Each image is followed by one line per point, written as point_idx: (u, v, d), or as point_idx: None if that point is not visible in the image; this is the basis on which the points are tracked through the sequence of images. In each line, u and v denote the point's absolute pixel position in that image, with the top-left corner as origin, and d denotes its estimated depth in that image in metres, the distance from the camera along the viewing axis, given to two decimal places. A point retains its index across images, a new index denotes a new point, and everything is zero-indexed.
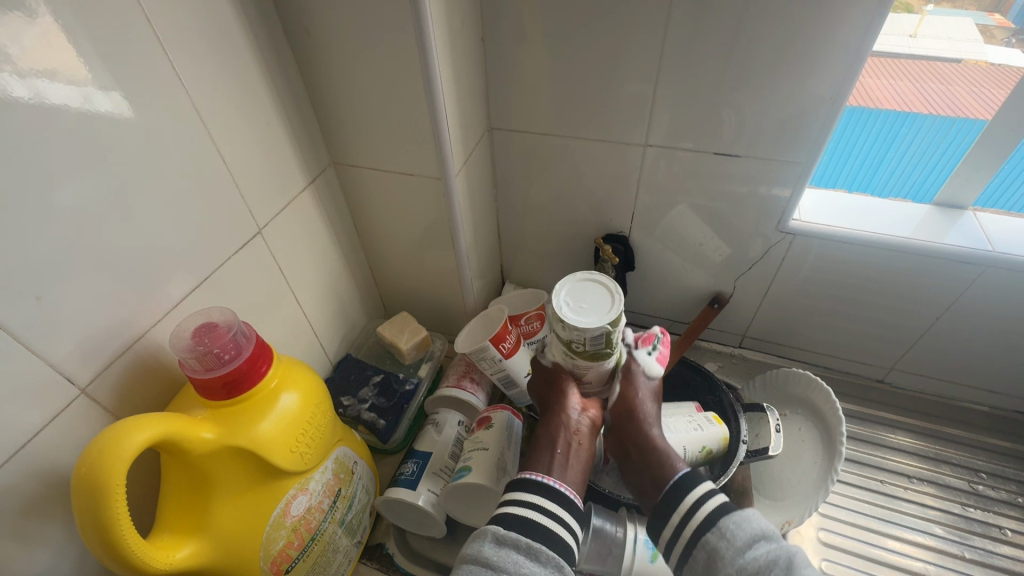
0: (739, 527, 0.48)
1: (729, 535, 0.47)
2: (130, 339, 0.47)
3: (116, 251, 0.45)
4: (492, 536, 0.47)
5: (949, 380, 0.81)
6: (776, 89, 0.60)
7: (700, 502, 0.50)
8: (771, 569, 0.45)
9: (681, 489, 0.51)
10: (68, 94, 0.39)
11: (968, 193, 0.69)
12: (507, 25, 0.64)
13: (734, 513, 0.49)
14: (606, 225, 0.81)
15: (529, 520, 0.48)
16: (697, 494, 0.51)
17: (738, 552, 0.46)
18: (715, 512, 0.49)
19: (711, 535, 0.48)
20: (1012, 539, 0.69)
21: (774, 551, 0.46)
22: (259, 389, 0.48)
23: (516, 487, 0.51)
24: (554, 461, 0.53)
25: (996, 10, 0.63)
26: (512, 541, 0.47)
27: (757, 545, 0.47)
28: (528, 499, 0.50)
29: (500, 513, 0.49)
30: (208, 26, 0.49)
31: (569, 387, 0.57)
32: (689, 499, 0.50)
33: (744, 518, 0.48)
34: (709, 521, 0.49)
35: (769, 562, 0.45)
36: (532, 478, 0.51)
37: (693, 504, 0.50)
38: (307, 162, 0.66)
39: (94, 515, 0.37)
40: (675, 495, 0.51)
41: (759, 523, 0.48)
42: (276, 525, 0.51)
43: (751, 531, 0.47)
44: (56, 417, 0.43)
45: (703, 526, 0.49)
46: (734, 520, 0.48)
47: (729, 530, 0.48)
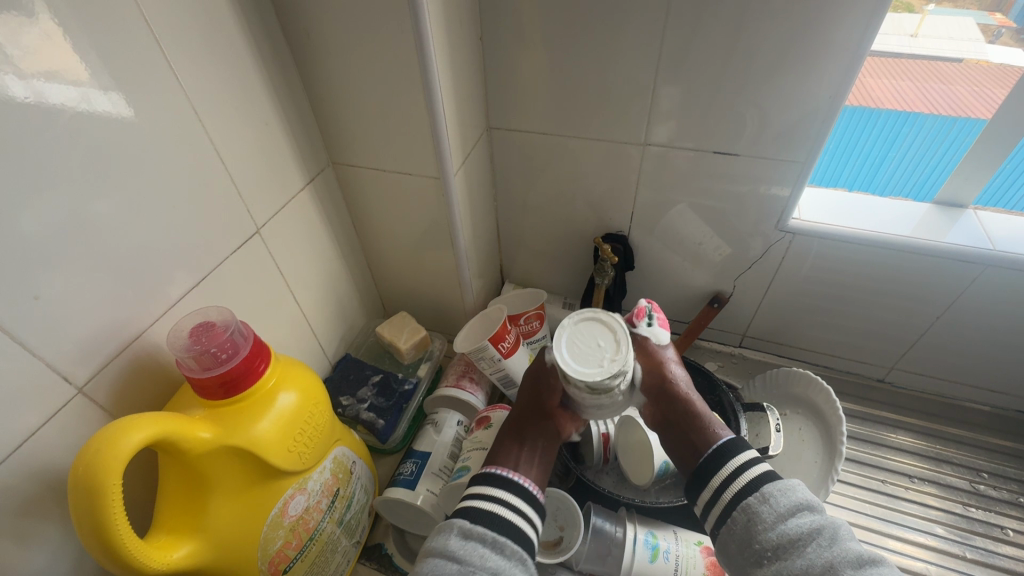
0: (783, 494, 0.48)
1: (772, 500, 0.48)
2: (127, 339, 0.47)
3: (113, 251, 0.45)
4: (458, 529, 0.47)
5: (950, 379, 0.81)
6: (776, 89, 0.60)
7: (745, 467, 0.51)
8: (814, 537, 0.45)
9: (724, 455, 0.52)
10: (67, 94, 0.39)
11: (968, 192, 0.69)
12: (506, 24, 0.64)
13: (778, 482, 0.49)
14: (605, 224, 0.81)
15: (491, 512, 0.48)
16: (741, 458, 0.51)
17: (780, 518, 0.47)
18: (759, 479, 0.49)
19: (751, 500, 0.48)
20: (1013, 539, 0.69)
21: (817, 520, 0.46)
22: (257, 389, 0.48)
23: (475, 483, 0.51)
24: (523, 457, 0.55)
25: (997, 9, 0.62)
26: (477, 533, 0.47)
27: (802, 513, 0.47)
28: (494, 494, 0.50)
29: (462, 508, 0.49)
30: (206, 26, 0.49)
31: (554, 389, 0.58)
32: (733, 463, 0.51)
33: (787, 487, 0.49)
34: (756, 483, 0.49)
35: (813, 530, 0.45)
36: (495, 471, 0.52)
37: (734, 469, 0.51)
38: (305, 162, 0.66)
39: (90, 514, 0.37)
40: (719, 458, 0.52)
41: (802, 493, 0.48)
42: (274, 524, 0.51)
43: (795, 499, 0.48)
44: (54, 417, 0.43)
45: (746, 489, 0.49)
46: (777, 488, 0.48)
47: (772, 496, 0.48)
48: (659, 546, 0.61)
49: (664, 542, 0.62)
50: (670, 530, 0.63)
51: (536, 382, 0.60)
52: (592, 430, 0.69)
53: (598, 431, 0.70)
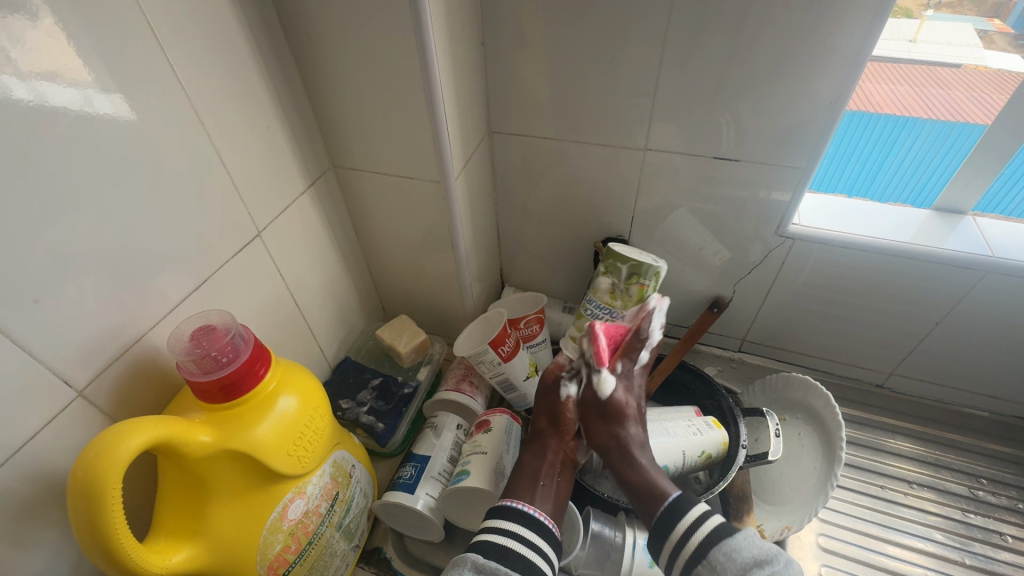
0: (730, 557, 0.49)
1: (720, 565, 0.49)
2: (127, 342, 0.47)
3: (114, 253, 0.45)
4: (473, 564, 0.49)
5: (949, 385, 0.81)
6: (776, 94, 0.60)
7: (697, 524, 0.52)
8: None
9: (675, 513, 0.53)
10: (67, 95, 0.39)
11: (966, 199, 0.69)
12: (507, 29, 0.64)
13: (729, 539, 0.50)
14: (605, 229, 0.81)
15: (504, 548, 0.50)
16: (691, 517, 0.53)
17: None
18: (709, 538, 0.50)
19: (703, 566, 0.50)
20: (1012, 545, 0.69)
21: None
22: (257, 393, 0.48)
23: (494, 515, 0.54)
24: (538, 492, 0.57)
25: (995, 15, 0.61)
26: (491, 568, 0.48)
27: (750, 572, 0.47)
28: (505, 527, 0.52)
29: (477, 543, 0.51)
30: (209, 29, 0.49)
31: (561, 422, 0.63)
32: (684, 522, 0.52)
33: (736, 546, 0.49)
34: (705, 544, 0.50)
35: None
36: (512, 505, 0.54)
37: (685, 530, 0.52)
38: (306, 165, 0.66)
39: (89, 518, 0.37)
40: (671, 519, 0.53)
41: (752, 550, 0.49)
42: (273, 528, 0.50)
43: (741, 561, 0.48)
44: (54, 420, 0.42)
45: (695, 555, 0.50)
46: (725, 551, 0.49)
47: (720, 562, 0.49)
48: None
49: None
50: None
51: (549, 413, 0.64)
52: None
53: None
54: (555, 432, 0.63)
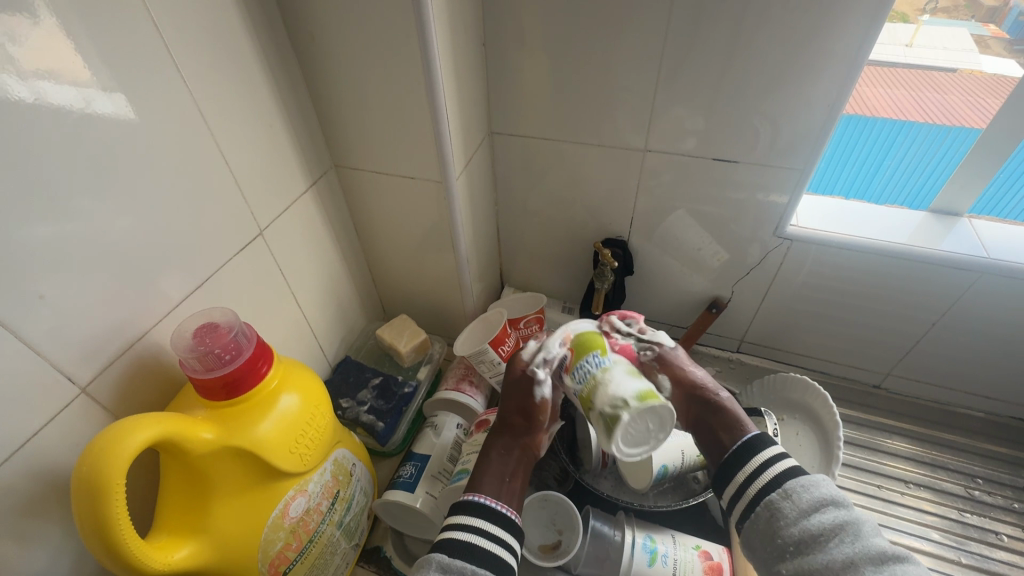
0: (807, 490, 0.45)
1: (796, 496, 0.44)
2: (130, 340, 0.47)
3: (116, 252, 0.45)
4: (438, 564, 0.45)
5: (945, 385, 0.82)
6: (775, 96, 0.61)
7: (771, 461, 0.47)
8: (837, 533, 0.41)
9: (749, 450, 0.49)
10: (69, 95, 0.39)
11: (963, 200, 0.70)
12: (509, 30, 0.65)
13: (803, 477, 0.46)
14: (604, 230, 0.82)
15: (472, 545, 0.46)
16: (766, 455, 0.48)
17: (803, 513, 0.43)
18: (785, 473, 0.46)
19: (774, 496, 0.45)
20: (1009, 544, 0.69)
21: (842, 516, 0.42)
22: (259, 390, 0.48)
23: (460, 510, 0.49)
24: (505, 487, 0.52)
25: (991, 20, 0.63)
26: (456, 567, 0.45)
27: (826, 510, 0.43)
28: (472, 524, 0.48)
29: (443, 541, 0.47)
30: (211, 29, 0.49)
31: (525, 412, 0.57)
32: (757, 459, 0.48)
33: (815, 483, 0.45)
34: (782, 477, 0.46)
35: (836, 526, 0.42)
36: (475, 499, 0.50)
37: (760, 465, 0.47)
38: (308, 165, 0.66)
39: (93, 515, 0.37)
40: (744, 454, 0.49)
41: (829, 489, 0.45)
42: (274, 527, 0.51)
43: (819, 496, 0.44)
44: (57, 417, 0.43)
45: (771, 483, 0.46)
46: (801, 484, 0.45)
47: (795, 493, 0.45)
48: (657, 550, 0.61)
49: (663, 545, 0.62)
50: (669, 535, 0.63)
51: (512, 411, 0.57)
52: (592, 433, 0.70)
53: (598, 436, 0.71)
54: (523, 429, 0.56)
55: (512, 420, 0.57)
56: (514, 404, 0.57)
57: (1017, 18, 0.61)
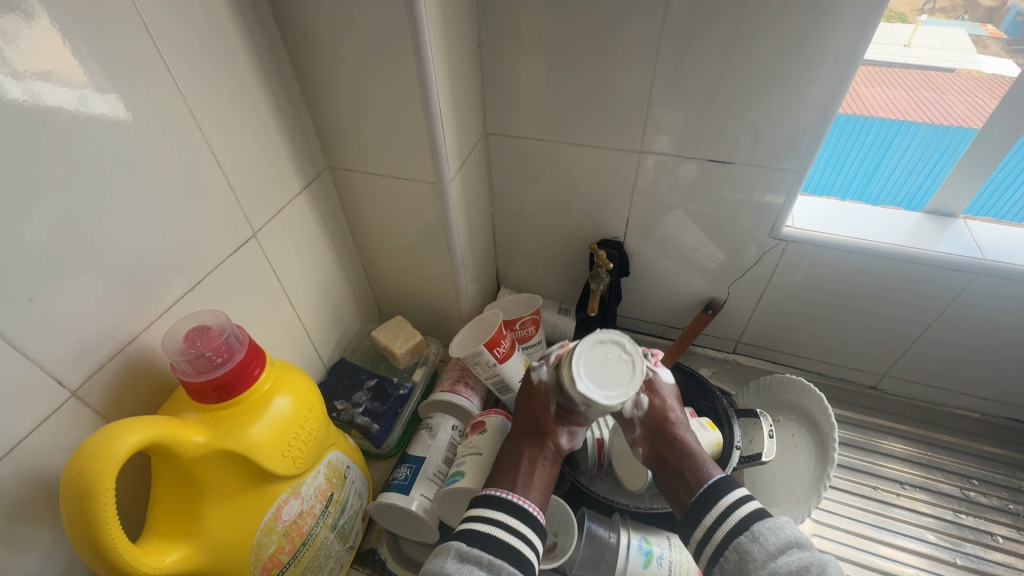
0: (772, 532, 0.50)
1: (762, 538, 0.50)
2: (121, 343, 0.47)
3: (108, 254, 0.45)
4: (456, 552, 0.48)
5: (941, 386, 0.82)
6: (771, 97, 0.61)
7: (737, 504, 0.53)
8: (803, 573, 0.45)
9: (716, 492, 0.54)
10: (64, 95, 0.39)
11: (958, 202, 0.70)
12: (504, 31, 0.64)
13: (767, 520, 0.51)
14: (600, 231, 0.82)
15: (490, 534, 0.50)
16: (732, 498, 0.53)
17: (769, 553, 0.48)
18: (749, 517, 0.51)
19: (743, 538, 0.50)
20: (1004, 546, 0.69)
21: (805, 558, 0.47)
22: (252, 393, 0.48)
23: (476, 505, 0.53)
24: (521, 479, 0.56)
25: (989, 20, 0.63)
26: (473, 556, 0.48)
27: (790, 551, 0.48)
28: (490, 516, 0.51)
29: (462, 531, 0.51)
30: (205, 30, 0.49)
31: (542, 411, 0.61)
32: (723, 503, 0.53)
33: (779, 525, 0.50)
34: (748, 520, 0.51)
35: (801, 567, 0.46)
36: (497, 494, 0.53)
37: (727, 507, 0.53)
38: (302, 166, 0.66)
39: (82, 519, 0.37)
40: (711, 496, 0.54)
41: (793, 532, 0.50)
42: (267, 529, 0.50)
43: (784, 537, 0.49)
44: (47, 420, 0.42)
45: (738, 526, 0.51)
46: (766, 526, 0.50)
47: (761, 535, 0.50)
48: (652, 552, 0.61)
49: (657, 547, 0.62)
50: (664, 537, 0.63)
51: (526, 408, 0.62)
52: (587, 435, 0.70)
53: (592, 437, 0.70)
54: (536, 422, 0.61)
55: (525, 417, 0.62)
56: (529, 403, 0.62)
57: (1014, 18, 0.61)
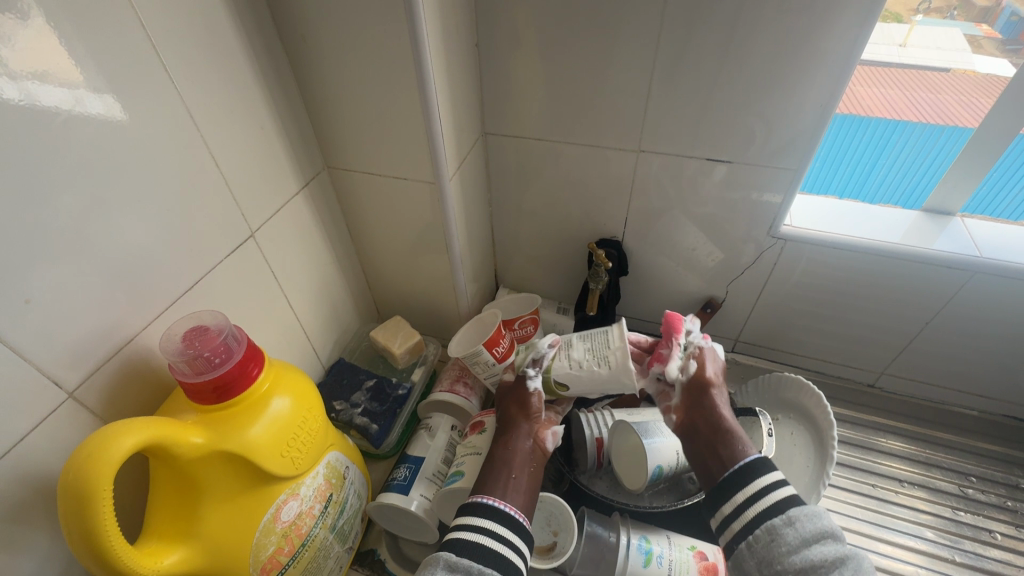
0: (809, 519, 0.47)
1: (798, 524, 0.47)
2: (119, 344, 0.47)
3: (105, 254, 0.44)
4: (445, 563, 0.47)
5: (939, 384, 0.82)
6: (769, 96, 0.61)
7: (773, 487, 0.50)
8: (839, 566, 0.43)
9: (756, 469, 0.51)
10: (58, 95, 0.39)
11: (955, 200, 0.70)
12: (501, 30, 0.64)
13: (805, 507, 0.48)
14: (599, 230, 0.82)
15: (481, 544, 0.49)
16: (771, 477, 0.50)
17: (803, 540, 0.46)
18: (786, 501, 0.48)
19: (777, 522, 0.48)
20: (1002, 543, 0.69)
21: (841, 549, 0.44)
22: (250, 394, 0.48)
23: (467, 513, 0.52)
24: (510, 484, 0.55)
25: (984, 20, 0.63)
26: (464, 567, 0.46)
27: (825, 542, 0.45)
28: (480, 524, 0.50)
29: (451, 540, 0.49)
30: (202, 28, 0.49)
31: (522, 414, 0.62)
32: (758, 483, 0.50)
33: (817, 513, 0.47)
34: (786, 502, 0.48)
35: (837, 558, 0.43)
36: (483, 501, 0.52)
37: (765, 485, 0.50)
38: (300, 166, 0.66)
39: (81, 521, 0.37)
40: (746, 475, 0.51)
41: (830, 521, 0.47)
42: (266, 531, 0.50)
43: (820, 526, 0.46)
44: (45, 422, 0.42)
45: (774, 507, 0.48)
46: (804, 513, 0.47)
47: (798, 520, 0.47)
48: (652, 551, 0.61)
49: (657, 546, 0.62)
50: (664, 536, 0.63)
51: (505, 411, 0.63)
52: (586, 434, 0.70)
53: (592, 436, 0.70)
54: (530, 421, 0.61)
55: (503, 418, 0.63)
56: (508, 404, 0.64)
57: (1009, 18, 0.60)
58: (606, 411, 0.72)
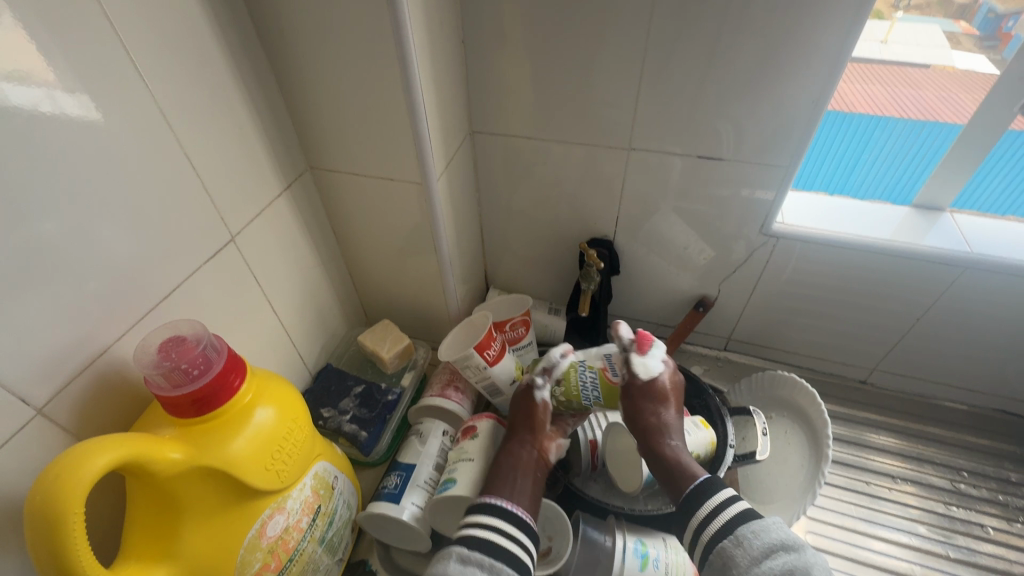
0: (756, 536, 0.50)
1: (746, 543, 0.50)
2: (92, 355, 0.45)
3: (75, 262, 0.42)
4: (457, 555, 0.50)
5: (930, 379, 0.82)
6: (760, 93, 0.60)
7: (722, 507, 0.53)
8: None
9: (702, 493, 0.55)
10: (29, 95, 0.37)
11: (945, 195, 0.70)
12: (488, 27, 0.63)
13: (754, 523, 0.51)
14: (590, 229, 0.80)
15: (493, 543, 0.51)
16: (718, 499, 0.54)
17: (752, 559, 0.49)
18: (736, 519, 0.52)
19: (727, 543, 0.51)
20: (994, 537, 0.70)
21: (790, 561, 0.47)
22: (232, 406, 0.46)
23: (478, 512, 0.54)
24: (515, 486, 0.57)
25: (962, 17, 0.64)
26: (475, 559, 0.50)
27: (775, 555, 0.48)
28: (487, 521, 0.53)
29: (461, 537, 0.52)
30: (175, 25, 0.46)
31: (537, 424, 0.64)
32: (712, 502, 0.54)
33: (764, 528, 0.50)
34: (733, 522, 0.52)
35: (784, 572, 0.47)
36: (491, 501, 0.55)
37: (713, 508, 0.53)
38: (282, 167, 0.64)
39: (50, 544, 0.35)
40: (697, 497, 0.55)
41: (780, 533, 0.50)
42: (251, 547, 0.48)
43: (768, 542, 0.49)
44: (9, 441, 0.40)
45: (722, 529, 0.52)
46: (751, 530, 0.50)
47: (745, 539, 0.50)
48: (648, 555, 0.60)
49: (654, 549, 0.60)
50: (659, 539, 0.62)
51: (519, 415, 0.66)
52: (579, 435, 0.70)
53: (586, 438, 0.70)
54: (537, 435, 0.64)
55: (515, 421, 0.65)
56: (522, 409, 0.66)
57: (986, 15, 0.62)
58: (600, 413, 0.71)
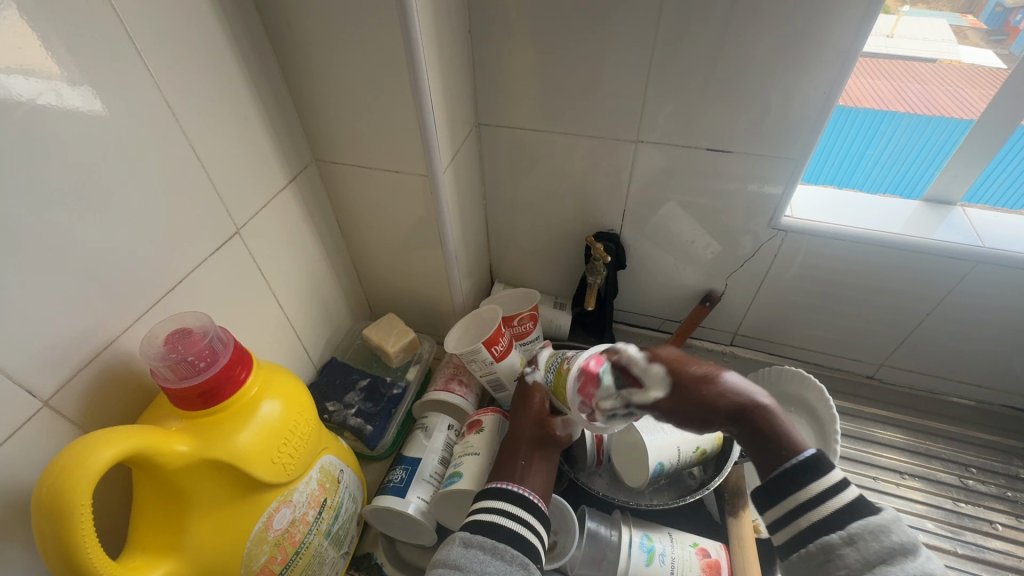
0: (875, 537, 0.41)
1: (860, 543, 0.41)
2: (98, 348, 0.45)
3: (81, 255, 0.42)
4: (460, 540, 0.50)
5: (938, 375, 0.82)
6: (771, 85, 0.59)
7: (831, 493, 0.44)
8: None
9: (811, 471, 0.45)
10: (32, 87, 0.37)
11: (957, 189, 0.69)
12: (494, 18, 0.62)
13: (872, 520, 0.42)
14: (596, 223, 0.80)
15: (497, 525, 0.51)
16: (829, 481, 0.45)
17: (866, 563, 0.40)
18: (848, 513, 0.43)
19: (835, 539, 0.42)
20: (1002, 533, 0.69)
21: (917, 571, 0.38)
22: (238, 399, 0.46)
23: (486, 496, 0.54)
24: (519, 470, 0.58)
25: (968, 11, 0.63)
26: (477, 542, 0.49)
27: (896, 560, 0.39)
28: (494, 505, 0.53)
29: (468, 523, 0.52)
30: (179, 16, 0.46)
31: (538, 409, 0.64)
32: (820, 483, 0.45)
33: (885, 528, 0.41)
34: (845, 514, 0.43)
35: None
36: (497, 486, 0.55)
37: (822, 490, 0.44)
38: (287, 160, 0.63)
39: (58, 537, 0.35)
40: (802, 474, 0.46)
41: (901, 535, 0.41)
42: (258, 540, 0.48)
43: (888, 544, 0.40)
44: (16, 434, 0.40)
45: (830, 519, 0.43)
46: (867, 529, 0.41)
47: (860, 538, 0.41)
48: (655, 549, 0.60)
49: (660, 544, 0.60)
50: (665, 533, 0.62)
51: (519, 404, 0.66)
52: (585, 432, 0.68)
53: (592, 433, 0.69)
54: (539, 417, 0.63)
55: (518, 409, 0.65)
56: (521, 399, 0.66)
57: (994, 10, 0.62)
58: None
